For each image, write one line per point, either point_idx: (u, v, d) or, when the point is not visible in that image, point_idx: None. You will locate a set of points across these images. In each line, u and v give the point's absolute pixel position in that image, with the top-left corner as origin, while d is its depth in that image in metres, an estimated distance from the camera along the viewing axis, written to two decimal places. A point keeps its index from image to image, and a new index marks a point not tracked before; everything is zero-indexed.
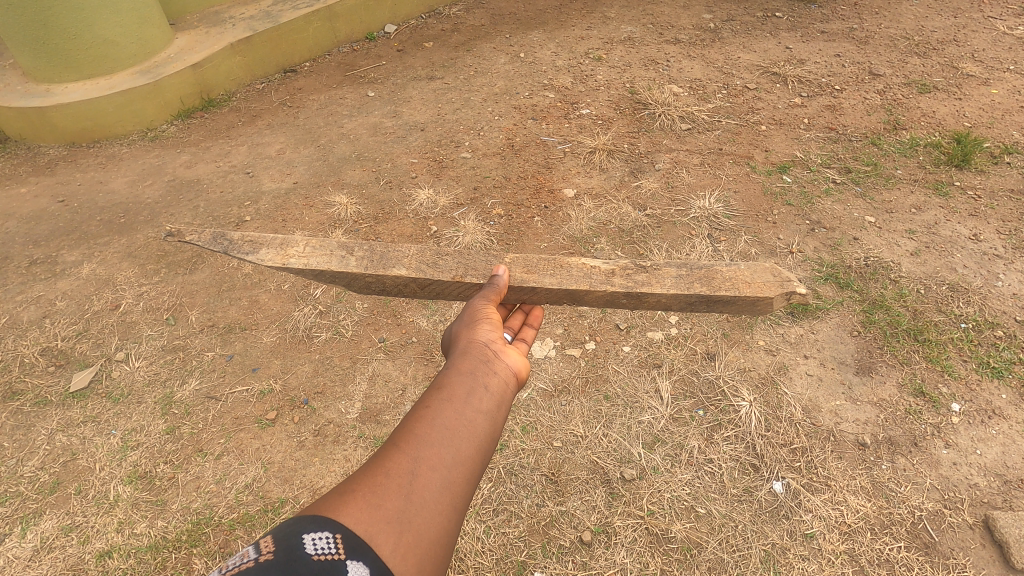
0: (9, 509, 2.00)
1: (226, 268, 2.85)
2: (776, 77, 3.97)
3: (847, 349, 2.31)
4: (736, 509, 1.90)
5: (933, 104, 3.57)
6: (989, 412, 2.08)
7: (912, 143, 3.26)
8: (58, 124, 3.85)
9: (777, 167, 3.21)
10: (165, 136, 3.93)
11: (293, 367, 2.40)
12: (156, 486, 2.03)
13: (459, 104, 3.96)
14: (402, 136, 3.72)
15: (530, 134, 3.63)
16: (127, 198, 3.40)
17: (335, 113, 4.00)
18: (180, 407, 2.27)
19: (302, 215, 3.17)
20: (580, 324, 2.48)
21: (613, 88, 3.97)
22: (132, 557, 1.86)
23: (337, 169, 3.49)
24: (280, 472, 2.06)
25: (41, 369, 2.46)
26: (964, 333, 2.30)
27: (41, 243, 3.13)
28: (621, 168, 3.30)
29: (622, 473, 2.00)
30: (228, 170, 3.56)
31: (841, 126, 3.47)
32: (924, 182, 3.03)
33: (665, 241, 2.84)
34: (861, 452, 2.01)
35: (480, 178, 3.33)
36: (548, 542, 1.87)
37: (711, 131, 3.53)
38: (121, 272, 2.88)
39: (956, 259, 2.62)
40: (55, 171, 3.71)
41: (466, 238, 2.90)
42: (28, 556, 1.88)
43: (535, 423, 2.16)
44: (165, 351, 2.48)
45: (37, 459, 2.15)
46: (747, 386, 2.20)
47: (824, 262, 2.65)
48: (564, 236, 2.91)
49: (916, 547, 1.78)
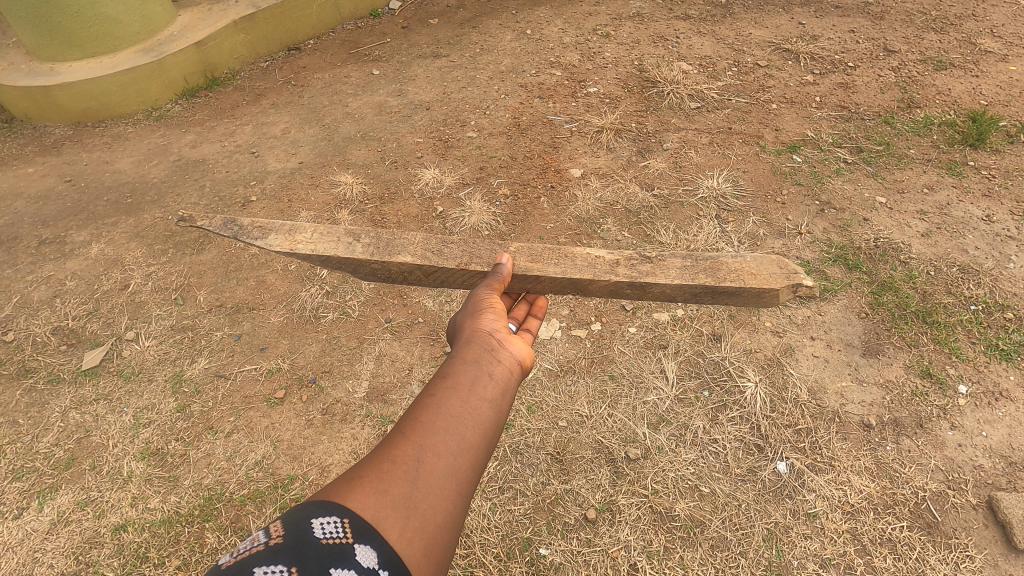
0: (26, 484, 2.05)
1: (234, 249, 2.87)
2: (788, 53, 3.89)
3: (854, 331, 2.30)
4: (740, 489, 1.92)
5: (949, 81, 3.50)
6: (997, 394, 2.07)
7: (925, 122, 3.21)
8: (63, 103, 3.84)
9: (787, 147, 3.16)
10: (170, 115, 3.91)
11: (301, 347, 2.42)
12: (168, 463, 2.07)
13: (464, 82, 3.91)
14: (407, 115, 3.68)
15: (537, 113, 3.59)
16: (133, 178, 3.40)
17: (339, 92, 3.96)
18: (190, 385, 2.30)
19: (307, 195, 3.16)
20: (585, 305, 2.48)
21: (621, 66, 3.91)
22: (146, 531, 1.90)
23: (343, 148, 3.47)
24: (289, 449, 2.09)
25: (53, 348, 2.49)
26: (974, 315, 2.29)
27: (49, 223, 3.14)
28: (628, 148, 3.26)
29: (626, 453, 2.02)
30: (234, 150, 3.54)
31: (853, 104, 3.40)
32: (937, 161, 2.98)
33: (672, 222, 2.82)
34: (865, 433, 2.02)
35: (486, 158, 3.30)
36: (554, 519, 1.89)
37: (721, 110, 3.47)
38: (130, 252, 2.90)
39: (968, 240, 2.59)
40: (61, 151, 3.71)
41: (472, 219, 2.88)
42: (45, 529, 1.93)
43: (540, 403, 2.17)
44: (174, 331, 2.51)
45: (51, 436, 2.19)
46: (753, 368, 2.20)
47: (833, 244, 2.63)
48: (570, 217, 2.89)
49: (919, 527, 1.80)
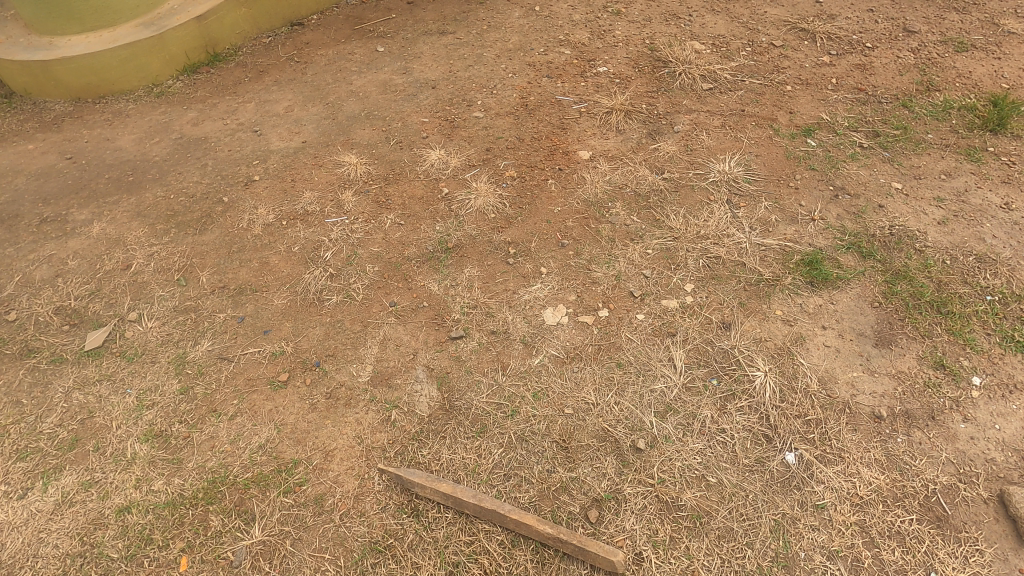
0: (30, 464, 2.04)
1: (237, 229, 2.84)
2: (804, 33, 3.78)
3: (866, 320, 2.26)
4: (748, 479, 1.89)
5: (970, 63, 3.39)
6: (1011, 386, 2.04)
7: (944, 106, 3.12)
8: (62, 77, 3.77)
9: (801, 130, 3.09)
10: (171, 91, 3.84)
11: (304, 330, 2.39)
12: (172, 445, 2.06)
13: (471, 60, 3.83)
14: (412, 94, 3.60)
15: (545, 93, 3.51)
16: (134, 156, 3.35)
17: (343, 69, 3.88)
18: (193, 367, 2.29)
19: (311, 174, 3.11)
20: (593, 290, 2.45)
21: (632, 45, 3.81)
22: (150, 513, 1.89)
23: (347, 127, 3.41)
24: (293, 433, 2.08)
25: (56, 328, 2.47)
26: (990, 306, 2.24)
27: (50, 201, 3.10)
28: (638, 130, 3.19)
29: (634, 442, 1.99)
30: (236, 128, 3.48)
31: (870, 87, 3.31)
32: (956, 147, 2.91)
33: (683, 207, 2.76)
34: (876, 424, 1.99)
35: (493, 139, 3.23)
36: (558, 507, 1.88)
37: (734, 91, 3.38)
38: (131, 232, 2.87)
39: (985, 228, 2.53)
40: (62, 127, 3.65)
41: (478, 202, 2.85)
42: (50, 509, 1.93)
43: (546, 389, 2.14)
44: (177, 312, 2.49)
45: (54, 416, 2.18)
46: (763, 356, 2.17)
47: (847, 230, 2.58)
48: (578, 200, 2.84)
49: (928, 520, 1.78)
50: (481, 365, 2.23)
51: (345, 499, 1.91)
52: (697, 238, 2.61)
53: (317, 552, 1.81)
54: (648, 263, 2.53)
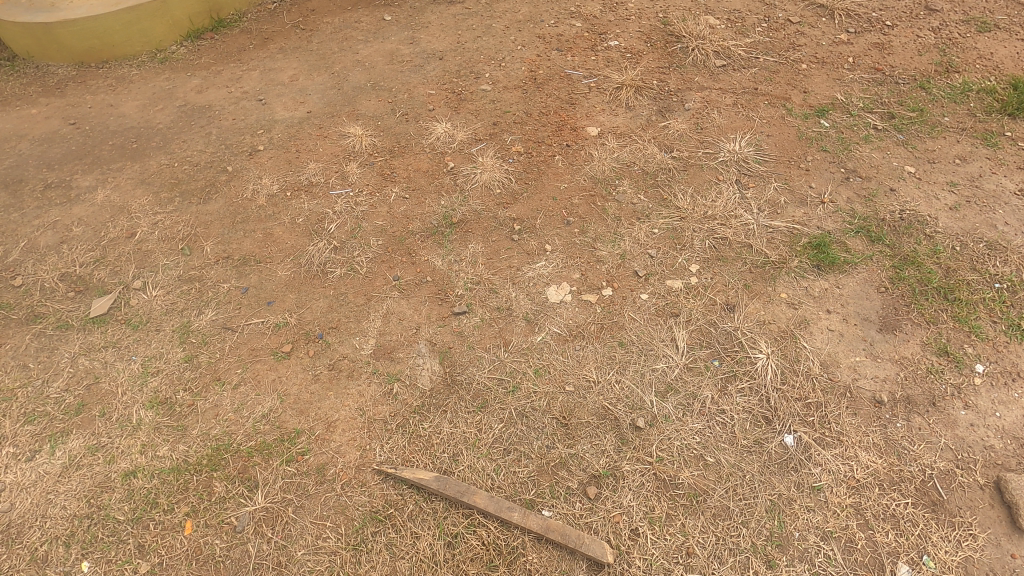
0: (37, 428, 2.07)
1: (241, 200, 2.82)
2: (822, 10, 3.68)
3: (871, 305, 2.25)
4: (745, 460, 1.90)
5: (992, 44, 3.30)
6: (1014, 375, 2.03)
7: (963, 88, 3.04)
8: (65, 41, 3.71)
9: (814, 111, 3.02)
10: (175, 57, 3.78)
11: (308, 302, 2.40)
12: (177, 412, 2.09)
13: (480, 31, 3.75)
14: (419, 65, 3.54)
15: (554, 66, 3.44)
16: (138, 123, 3.32)
17: (348, 38, 3.81)
18: (197, 337, 2.30)
19: (315, 145, 3.08)
20: (597, 269, 2.43)
21: (645, 19, 3.72)
22: (156, 477, 1.93)
23: (352, 98, 3.36)
24: (295, 404, 2.09)
25: (61, 294, 2.48)
26: (997, 294, 2.22)
27: (54, 167, 3.09)
28: (647, 107, 3.13)
29: (634, 421, 2.00)
30: (240, 97, 3.44)
31: (888, 67, 3.22)
32: (972, 131, 2.85)
33: (690, 186, 2.73)
34: (876, 409, 1.99)
35: (500, 113, 3.18)
36: (556, 483, 1.90)
37: (747, 69, 3.31)
38: (136, 200, 2.86)
39: (998, 215, 2.49)
40: (65, 92, 3.61)
41: (483, 176, 2.82)
42: (58, 472, 1.96)
43: (548, 366, 2.15)
44: (181, 281, 2.50)
45: (61, 381, 2.20)
46: (766, 339, 2.16)
47: (857, 214, 2.54)
48: (585, 177, 2.80)
49: (923, 504, 1.79)
50: (483, 341, 2.23)
51: (347, 470, 1.94)
52: (704, 218, 2.58)
53: (317, 520, 1.84)
54: (653, 243, 2.51)
